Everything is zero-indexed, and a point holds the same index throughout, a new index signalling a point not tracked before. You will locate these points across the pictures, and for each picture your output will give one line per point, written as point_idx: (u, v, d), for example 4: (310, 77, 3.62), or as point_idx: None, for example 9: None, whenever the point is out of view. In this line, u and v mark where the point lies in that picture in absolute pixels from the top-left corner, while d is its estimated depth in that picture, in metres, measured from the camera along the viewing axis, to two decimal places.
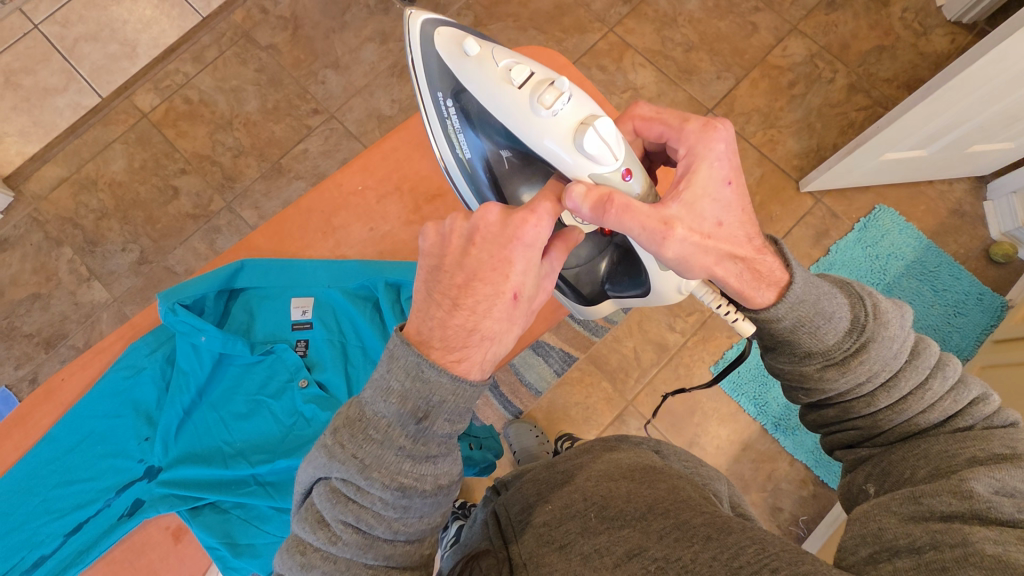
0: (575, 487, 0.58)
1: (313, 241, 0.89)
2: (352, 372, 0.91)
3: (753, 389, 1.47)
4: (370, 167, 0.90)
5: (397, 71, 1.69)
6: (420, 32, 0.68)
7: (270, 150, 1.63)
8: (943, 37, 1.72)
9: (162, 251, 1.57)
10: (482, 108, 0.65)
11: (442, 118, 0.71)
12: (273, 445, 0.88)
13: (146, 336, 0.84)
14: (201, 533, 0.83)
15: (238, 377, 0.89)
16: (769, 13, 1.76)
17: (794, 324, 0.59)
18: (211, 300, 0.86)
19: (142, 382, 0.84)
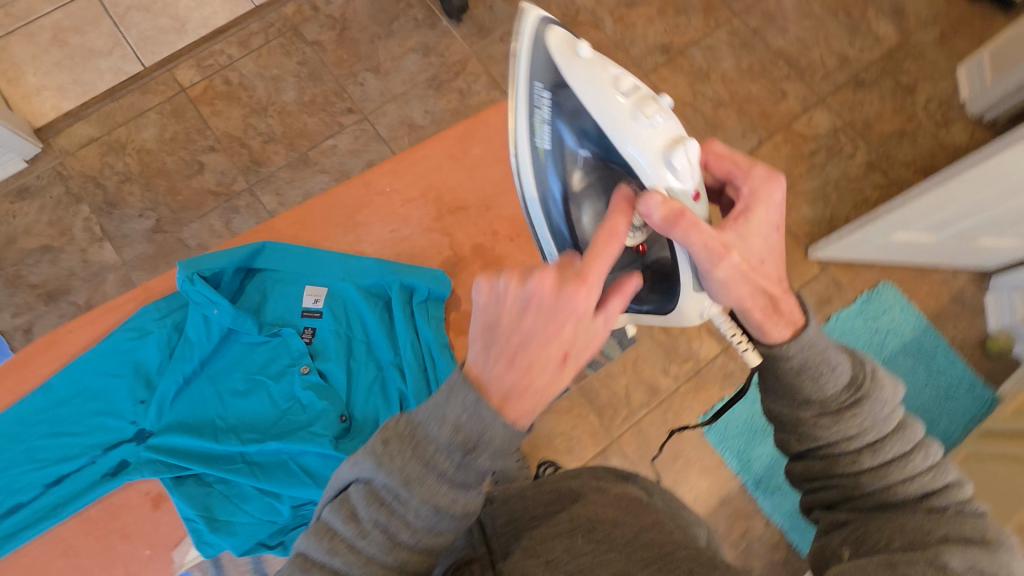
0: (577, 505, 0.58)
1: (332, 233, 0.91)
2: (354, 367, 0.90)
3: (738, 444, 1.47)
4: (400, 170, 0.93)
5: (434, 84, 1.74)
6: (532, 20, 0.66)
7: (299, 141, 1.67)
8: (963, 131, 1.78)
9: (179, 222, 1.59)
10: (581, 109, 0.65)
11: (532, 111, 0.67)
12: (265, 426, 0.87)
13: (158, 302, 0.87)
14: (181, 503, 0.82)
15: (241, 355, 0.89)
16: (799, 83, 1.82)
17: (798, 366, 0.61)
18: (227, 277, 0.87)
19: (147, 346, 0.85)
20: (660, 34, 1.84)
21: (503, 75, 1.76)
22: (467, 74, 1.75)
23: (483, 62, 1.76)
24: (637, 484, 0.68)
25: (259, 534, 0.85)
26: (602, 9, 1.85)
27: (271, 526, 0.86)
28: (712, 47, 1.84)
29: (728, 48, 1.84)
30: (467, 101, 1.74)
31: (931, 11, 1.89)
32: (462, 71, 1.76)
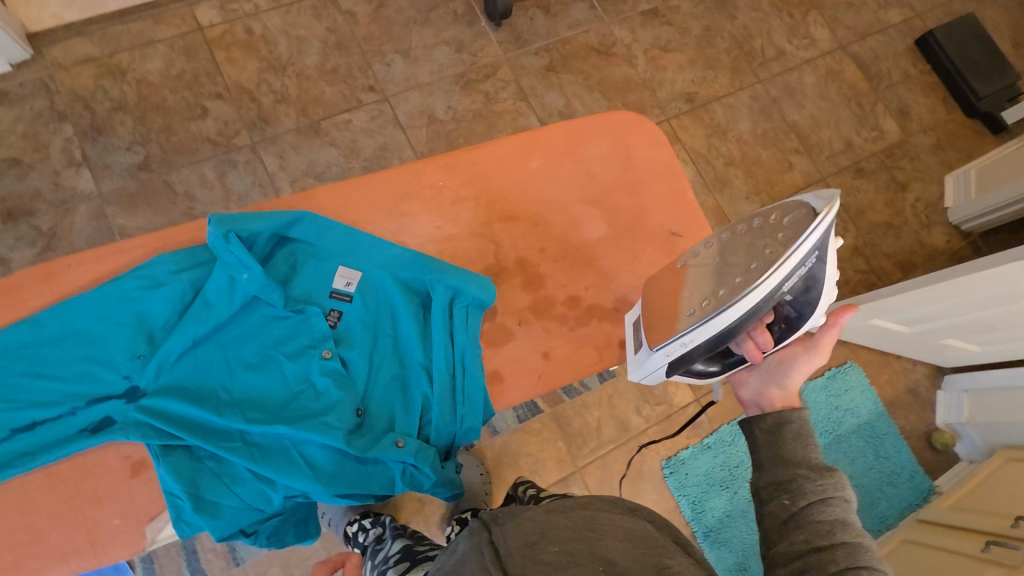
0: (595, 545, 0.57)
1: (377, 218, 0.86)
2: (377, 361, 0.80)
3: (695, 494, 1.49)
4: (455, 166, 0.90)
5: (462, 81, 1.71)
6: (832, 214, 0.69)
7: (313, 107, 1.60)
8: (942, 235, 1.89)
9: (168, 164, 1.48)
10: (818, 291, 0.75)
11: (791, 277, 0.71)
12: (273, 407, 0.76)
13: (175, 253, 0.78)
14: (165, 474, 0.70)
15: (258, 327, 0.79)
16: (807, 159, 1.90)
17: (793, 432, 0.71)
18: (261, 241, 0.79)
19: (155, 298, 0.76)
20: (686, 83, 1.89)
21: (531, 88, 1.75)
22: (496, 79, 1.74)
23: (514, 71, 1.76)
24: (644, 518, 0.66)
25: (242, 524, 0.73)
26: (637, 47, 1.88)
27: (257, 515, 0.74)
28: (733, 106, 1.90)
29: (747, 111, 1.91)
30: (492, 106, 1.71)
31: (931, 119, 2.02)
32: (492, 75, 1.74)
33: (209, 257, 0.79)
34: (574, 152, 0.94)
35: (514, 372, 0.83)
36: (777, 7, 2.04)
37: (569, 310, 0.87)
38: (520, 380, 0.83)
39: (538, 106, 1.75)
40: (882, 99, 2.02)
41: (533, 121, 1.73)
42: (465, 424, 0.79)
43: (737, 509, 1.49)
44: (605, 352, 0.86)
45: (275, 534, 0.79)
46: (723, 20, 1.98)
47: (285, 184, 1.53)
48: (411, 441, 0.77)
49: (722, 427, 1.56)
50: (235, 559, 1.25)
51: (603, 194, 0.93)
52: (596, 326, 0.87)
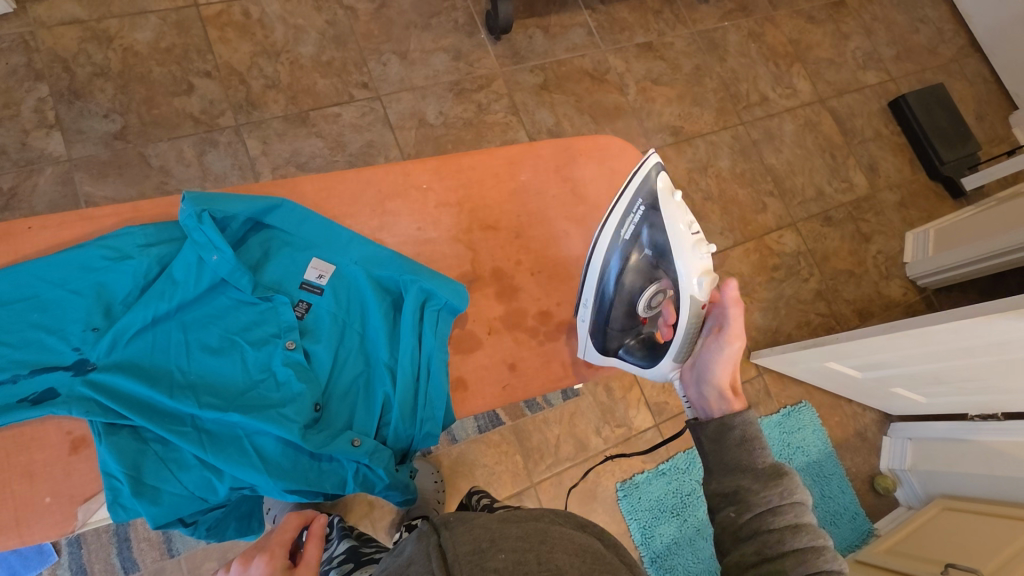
0: (546, 556, 0.56)
1: (360, 212, 0.86)
2: (342, 358, 0.79)
3: (645, 518, 1.50)
4: (444, 169, 0.90)
5: (455, 89, 1.73)
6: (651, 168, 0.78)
7: (303, 97, 1.58)
8: (898, 288, 1.98)
9: (145, 136, 1.44)
10: (666, 240, 0.79)
11: (625, 220, 0.80)
12: (230, 394, 0.73)
13: (145, 227, 0.76)
14: (106, 454, 0.66)
15: (223, 311, 0.76)
16: (779, 202, 1.97)
17: (737, 438, 0.73)
18: (235, 224, 0.77)
19: (119, 270, 0.73)
20: (672, 117, 1.94)
21: (523, 104, 1.78)
22: (490, 90, 1.76)
23: (508, 85, 1.78)
24: (593, 537, 0.66)
25: (182, 513, 0.69)
26: (629, 76, 1.93)
27: (199, 505, 0.70)
28: (714, 144, 1.96)
29: (728, 150, 1.97)
30: (482, 116, 1.73)
31: (897, 178, 2.13)
32: (486, 86, 1.76)
33: (180, 235, 0.77)
34: (562, 169, 0.96)
35: (480, 380, 0.83)
36: (765, 55, 2.13)
37: (540, 324, 0.88)
38: (484, 390, 0.83)
39: (528, 122, 1.77)
40: (854, 153, 2.11)
41: (522, 136, 1.75)
42: (424, 429, 0.78)
43: (685, 536, 1.51)
44: (571, 368, 0.88)
45: (213, 525, 0.77)
46: (713, 61, 2.05)
47: (265, 169, 1.50)
48: (367, 442, 0.75)
49: (678, 454, 1.58)
50: (169, 550, 1.20)
51: (584, 213, 0.95)
52: (564, 342, 0.89)
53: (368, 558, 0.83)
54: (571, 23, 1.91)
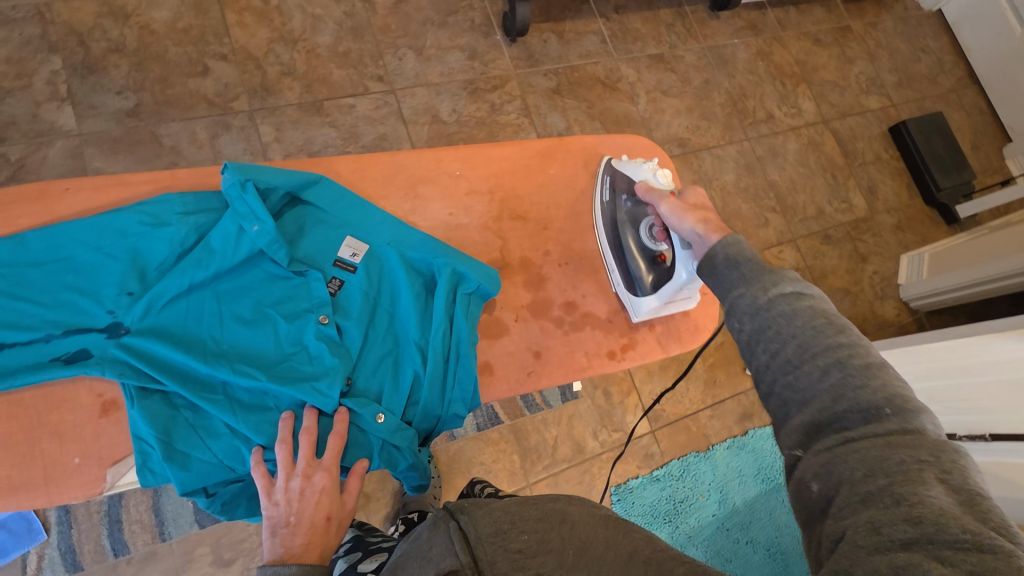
0: (569, 532, 0.59)
1: (393, 194, 0.86)
2: (373, 336, 0.79)
3: (639, 523, 1.51)
4: (474, 159, 0.92)
5: (469, 88, 1.74)
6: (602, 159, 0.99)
7: (318, 86, 1.58)
8: (893, 308, 2.02)
9: (159, 115, 1.43)
10: (622, 175, 0.92)
11: (600, 190, 0.95)
12: (261, 365, 0.72)
13: (183, 195, 0.75)
14: (138, 417, 0.66)
15: (258, 283, 0.76)
16: (781, 218, 2.00)
17: (781, 294, 0.65)
18: (274, 197, 0.77)
19: (156, 236, 0.72)
20: (681, 129, 1.97)
21: (535, 107, 1.79)
22: (504, 91, 1.77)
23: (521, 88, 1.79)
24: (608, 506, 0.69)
25: (208, 482, 0.68)
26: (640, 86, 1.96)
27: (227, 475, 0.69)
28: (721, 158, 1.99)
29: (733, 163, 2.00)
30: (495, 116, 1.74)
31: (895, 201, 2.17)
32: (500, 87, 1.77)
33: (218, 205, 0.77)
34: (588, 168, 0.98)
35: (505, 365, 0.83)
36: (772, 73, 2.17)
37: (564, 315, 0.89)
38: (509, 374, 0.83)
39: (540, 125, 1.78)
40: (855, 175, 2.16)
41: (533, 138, 1.76)
42: (452, 409, 0.78)
43: (677, 543, 1.52)
44: (594, 358, 0.88)
45: (229, 501, 0.72)
46: (722, 76, 2.09)
47: (277, 156, 1.50)
48: (394, 419, 0.75)
49: (673, 461, 1.60)
50: (162, 533, 1.18)
51: None
52: (588, 332, 0.89)
53: (376, 547, 0.84)
54: (586, 30, 1.94)
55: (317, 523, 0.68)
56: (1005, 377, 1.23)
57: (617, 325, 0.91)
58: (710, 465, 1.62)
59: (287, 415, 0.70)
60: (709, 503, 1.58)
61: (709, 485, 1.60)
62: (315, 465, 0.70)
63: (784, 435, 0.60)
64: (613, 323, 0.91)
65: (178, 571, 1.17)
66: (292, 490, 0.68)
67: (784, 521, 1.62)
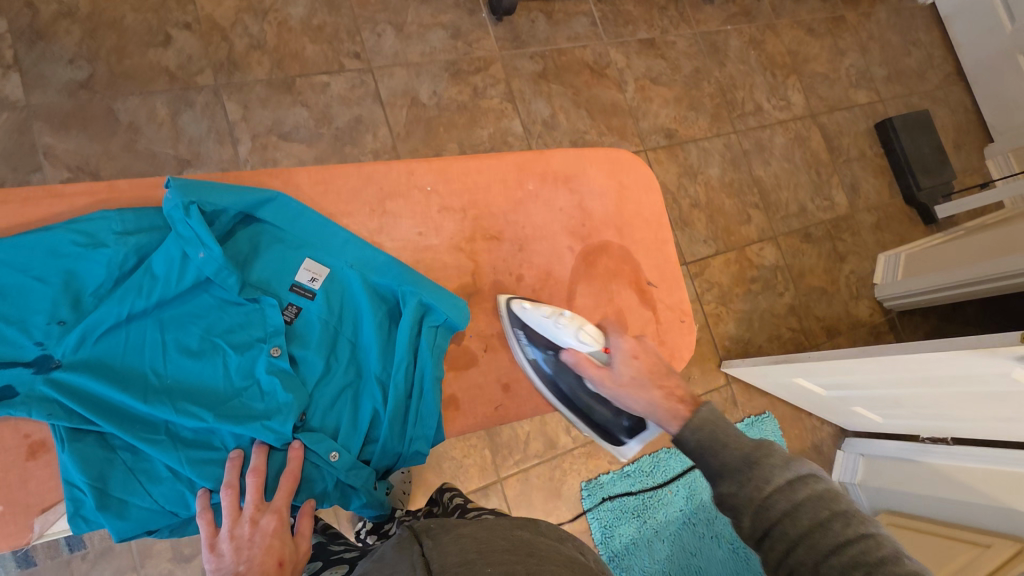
0: (536, 565, 0.52)
1: (358, 211, 0.82)
2: (332, 366, 0.76)
3: (607, 518, 1.52)
4: (449, 170, 0.88)
5: (451, 68, 1.66)
6: (503, 303, 0.85)
7: (290, 62, 1.49)
8: (866, 308, 2.04)
9: (114, 88, 1.34)
10: (545, 338, 0.83)
11: (522, 351, 0.85)
12: (208, 401, 0.70)
13: (123, 212, 0.71)
14: (70, 462, 0.64)
15: (206, 310, 0.73)
16: (763, 215, 1.99)
17: (779, 487, 0.61)
18: (224, 218, 0.73)
19: (92, 259, 0.69)
20: (668, 119, 1.92)
21: (520, 92, 1.73)
22: (488, 74, 1.70)
23: (506, 70, 1.72)
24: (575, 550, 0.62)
25: (150, 526, 0.68)
26: (629, 73, 1.90)
27: (170, 519, 0.69)
28: (706, 150, 1.96)
29: (719, 157, 1.97)
30: (478, 100, 1.67)
31: (875, 200, 2.17)
32: (484, 69, 1.70)
33: (161, 223, 0.73)
34: (568, 181, 0.95)
35: (471, 400, 0.83)
36: (763, 64, 2.12)
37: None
38: (476, 409, 0.83)
39: (524, 111, 1.72)
40: (839, 172, 2.14)
41: (516, 125, 1.70)
42: (413, 446, 0.77)
43: (643, 537, 1.54)
44: (562, 395, 0.89)
45: (177, 527, 0.71)
46: (713, 65, 2.03)
47: (244, 137, 1.42)
48: (349, 457, 0.74)
49: (645, 456, 1.61)
50: None
51: (584, 227, 0.95)
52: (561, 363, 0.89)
53: (338, 557, 0.80)
54: (576, 11, 1.86)
55: (268, 568, 0.66)
56: (991, 390, 1.22)
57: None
58: (679, 461, 1.64)
59: (234, 455, 0.70)
60: (677, 499, 1.60)
61: (678, 481, 1.62)
62: (263, 508, 0.69)
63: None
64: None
65: (136, 567, 1.14)
66: (241, 537, 0.67)
67: None
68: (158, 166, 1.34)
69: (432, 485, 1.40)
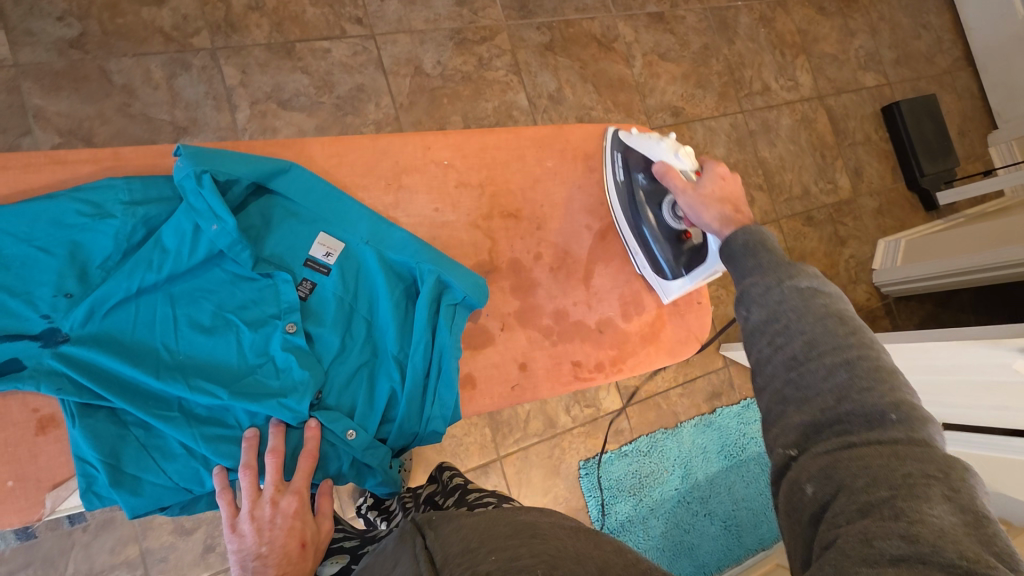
0: (541, 546, 0.53)
1: (374, 185, 0.80)
2: (347, 344, 0.75)
3: (603, 496, 1.55)
4: (465, 146, 0.85)
5: (456, 37, 1.61)
6: (612, 133, 0.90)
7: (290, 26, 1.44)
8: (865, 293, 2.05)
9: (107, 48, 1.28)
10: (640, 153, 0.86)
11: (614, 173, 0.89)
12: (222, 377, 0.69)
13: (130, 181, 0.69)
14: (82, 438, 0.63)
15: (217, 285, 0.71)
16: (767, 197, 1.97)
17: (792, 295, 0.63)
18: (236, 189, 0.71)
19: (98, 230, 0.67)
20: (676, 97, 1.89)
21: (526, 64, 1.68)
22: (493, 44, 1.65)
23: (512, 41, 1.67)
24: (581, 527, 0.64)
25: (164, 503, 0.67)
26: (637, 47, 1.85)
27: (184, 496, 0.68)
28: (713, 130, 1.93)
29: (725, 137, 1.94)
30: (482, 72, 1.63)
31: (879, 184, 2.16)
32: (489, 38, 1.65)
33: (170, 193, 0.70)
34: (585, 160, 0.93)
35: (487, 379, 0.83)
36: (773, 42, 2.08)
37: (554, 324, 0.88)
38: (493, 389, 0.83)
39: (529, 84, 1.68)
40: (844, 155, 2.13)
41: (521, 99, 1.66)
42: (430, 426, 0.77)
43: (638, 515, 1.57)
44: (576, 374, 0.88)
45: (187, 504, 0.71)
46: (722, 42, 1.99)
47: (242, 103, 1.37)
48: (365, 437, 0.74)
49: (641, 437, 1.62)
50: None
51: (601, 205, 0.93)
52: (577, 344, 0.89)
53: (338, 546, 0.80)
54: None
55: (290, 550, 0.68)
56: (992, 380, 1.22)
57: (607, 337, 0.90)
58: (676, 442, 1.66)
59: (250, 436, 0.68)
60: (672, 478, 1.63)
61: (674, 461, 1.64)
62: (282, 489, 0.69)
63: (778, 434, 0.58)
64: (603, 334, 0.90)
65: (136, 538, 1.14)
66: (262, 518, 0.68)
67: (740, 496, 1.68)
68: (153, 131, 1.30)
69: (431, 461, 1.40)
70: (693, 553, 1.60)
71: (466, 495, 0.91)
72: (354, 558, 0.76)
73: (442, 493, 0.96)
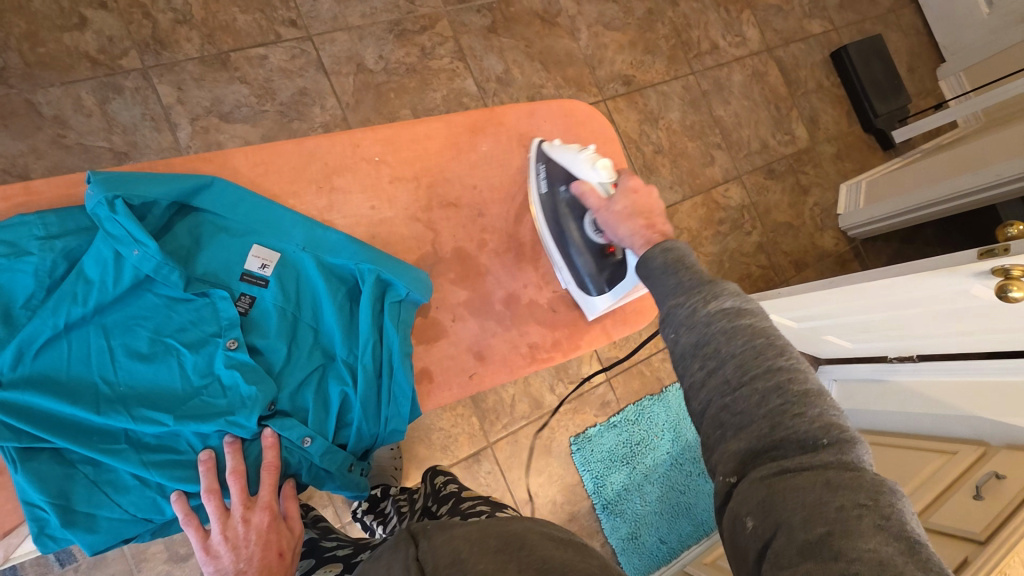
0: (527, 558, 0.50)
1: (305, 192, 0.79)
2: (295, 353, 0.75)
3: (598, 468, 1.57)
4: (397, 141, 0.84)
5: (396, 29, 1.58)
6: (537, 148, 0.90)
7: (221, 36, 1.40)
8: (831, 239, 2.07)
9: (32, 80, 1.24)
10: (565, 167, 0.85)
11: (538, 178, 0.89)
12: (166, 402, 0.69)
13: (44, 216, 0.67)
14: (26, 483, 0.62)
15: (151, 310, 0.70)
16: (726, 154, 1.99)
17: (722, 309, 0.59)
18: (156, 210, 0.69)
19: (17, 270, 0.65)
20: (625, 65, 1.88)
21: (470, 49, 1.66)
22: (434, 32, 1.62)
23: (454, 27, 1.65)
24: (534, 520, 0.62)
25: (125, 534, 0.68)
26: (580, 20, 1.83)
27: (144, 526, 0.69)
28: (666, 94, 1.93)
29: (678, 100, 1.94)
30: (427, 61, 1.60)
31: (834, 129, 2.18)
32: (429, 27, 1.62)
33: (89, 223, 0.69)
34: (524, 139, 0.93)
35: (445, 371, 0.83)
36: None
37: (506, 309, 0.88)
38: (450, 380, 0.83)
39: (476, 69, 1.66)
40: (797, 104, 2.14)
41: (470, 85, 1.64)
42: (389, 426, 0.77)
43: (634, 482, 1.60)
44: (536, 354, 0.89)
45: (158, 528, 0.72)
46: (666, 4, 1.97)
47: (182, 122, 1.34)
48: (323, 443, 0.74)
49: (628, 406, 1.64)
50: None
51: None
52: (533, 325, 0.90)
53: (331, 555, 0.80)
54: None
55: (270, 561, 0.71)
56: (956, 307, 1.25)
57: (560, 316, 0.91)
58: (663, 407, 1.68)
59: (205, 458, 0.69)
60: (664, 442, 1.65)
61: (663, 425, 1.66)
62: (252, 505, 0.71)
63: (718, 461, 0.53)
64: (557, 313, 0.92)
65: (132, 572, 1.13)
66: (236, 537, 0.69)
67: None
68: (93, 160, 1.27)
69: (423, 458, 1.40)
70: (690, 513, 1.64)
71: (461, 504, 0.88)
72: (347, 566, 0.77)
73: (435, 502, 0.95)
